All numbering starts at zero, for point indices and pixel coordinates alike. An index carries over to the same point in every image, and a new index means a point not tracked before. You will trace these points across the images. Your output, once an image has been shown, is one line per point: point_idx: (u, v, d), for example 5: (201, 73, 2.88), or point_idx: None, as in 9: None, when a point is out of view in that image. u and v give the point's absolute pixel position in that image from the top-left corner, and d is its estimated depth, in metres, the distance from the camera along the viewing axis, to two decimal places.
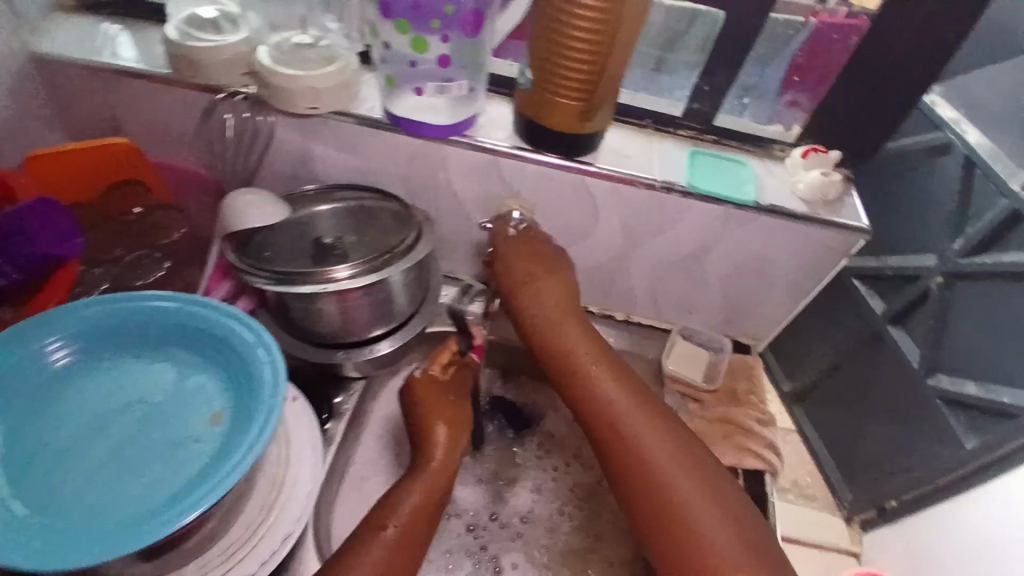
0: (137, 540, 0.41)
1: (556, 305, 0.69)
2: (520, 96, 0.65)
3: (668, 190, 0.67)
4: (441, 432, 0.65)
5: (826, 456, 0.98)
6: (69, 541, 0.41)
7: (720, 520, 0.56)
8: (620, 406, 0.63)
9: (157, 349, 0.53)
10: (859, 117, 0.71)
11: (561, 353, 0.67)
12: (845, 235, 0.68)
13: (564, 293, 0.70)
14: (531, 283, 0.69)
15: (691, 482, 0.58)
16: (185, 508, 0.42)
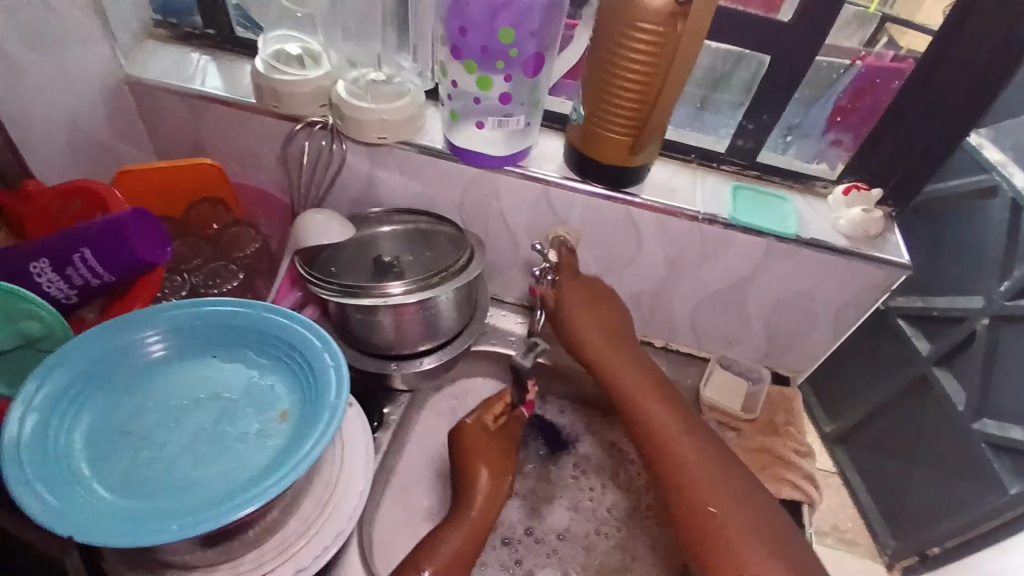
0: (208, 522, 0.43)
1: (612, 343, 0.73)
2: (572, 131, 0.70)
3: (711, 223, 0.70)
4: (483, 473, 0.69)
5: (866, 497, 1.21)
6: (146, 519, 0.44)
7: (766, 548, 0.57)
8: (666, 431, 0.66)
9: (231, 347, 0.56)
10: (903, 156, 0.73)
11: (618, 393, 0.69)
12: (886, 270, 0.69)
13: (621, 334, 0.74)
14: (588, 323, 0.73)
15: (738, 510, 0.60)
16: (252, 497, 0.45)
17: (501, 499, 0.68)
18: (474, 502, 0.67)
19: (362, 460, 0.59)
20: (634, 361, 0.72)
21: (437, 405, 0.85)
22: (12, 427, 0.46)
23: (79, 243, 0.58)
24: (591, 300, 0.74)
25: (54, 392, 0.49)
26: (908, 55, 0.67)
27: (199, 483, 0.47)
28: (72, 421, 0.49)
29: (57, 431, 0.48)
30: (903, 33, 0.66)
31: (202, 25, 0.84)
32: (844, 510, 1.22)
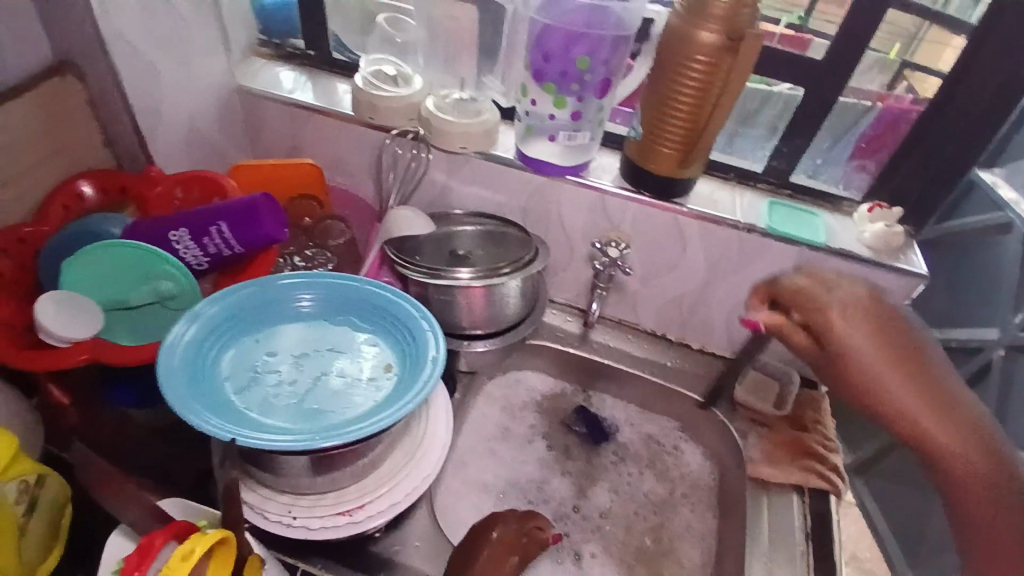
0: (335, 438, 0.52)
1: (948, 415, 0.58)
2: (629, 147, 0.80)
3: (750, 231, 0.80)
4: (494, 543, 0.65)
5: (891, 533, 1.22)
6: (284, 433, 0.52)
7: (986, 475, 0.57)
8: (877, 371, 0.60)
9: (341, 311, 0.65)
10: (922, 182, 0.82)
11: (860, 338, 0.61)
12: (906, 279, 0.78)
13: (939, 385, 0.59)
14: (925, 391, 0.59)
15: (960, 442, 0.57)
16: (371, 424, 0.53)
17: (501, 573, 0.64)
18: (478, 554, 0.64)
19: (442, 416, 0.67)
20: (955, 412, 0.58)
21: (491, 393, 0.92)
22: (169, 357, 0.55)
23: (217, 217, 0.68)
24: (876, 328, 0.61)
25: (198, 334, 0.58)
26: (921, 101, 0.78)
27: (323, 414, 0.56)
28: (214, 359, 0.58)
29: (204, 365, 0.57)
30: (923, 79, 0.77)
31: (303, 47, 0.96)
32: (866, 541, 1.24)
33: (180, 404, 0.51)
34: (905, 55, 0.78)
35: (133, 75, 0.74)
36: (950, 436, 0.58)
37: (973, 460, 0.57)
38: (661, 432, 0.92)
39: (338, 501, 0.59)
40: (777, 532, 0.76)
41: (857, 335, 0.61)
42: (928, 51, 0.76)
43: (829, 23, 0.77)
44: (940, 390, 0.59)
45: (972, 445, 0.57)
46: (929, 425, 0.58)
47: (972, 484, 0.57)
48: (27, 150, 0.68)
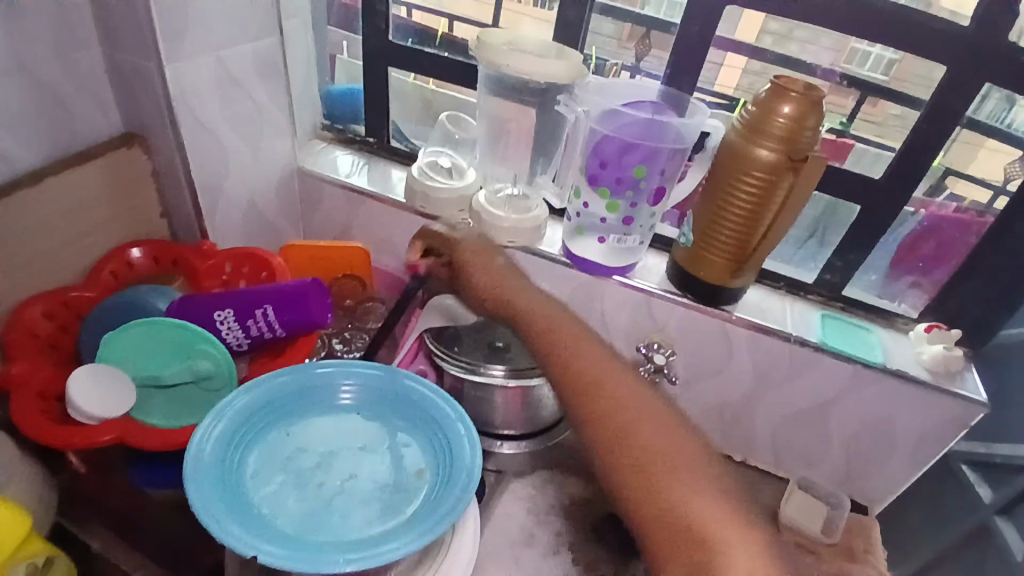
0: (360, 560, 0.49)
1: (545, 314, 0.71)
2: (679, 252, 0.79)
3: (803, 344, 0.77)
4: None
5: None
6: (307, 549, 0.49)
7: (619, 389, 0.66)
8: (490, 277, 0.75)
9: (373, 405, 0.63)
10: (988, 310, 0.78)
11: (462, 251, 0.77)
12: (964, 407, 0.74)
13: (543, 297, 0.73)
14: (494, 277, 0.75)
15: (568, 346, 0.69)
16: (397, 546, 0.50)
17: None
18: None
19: (471, 527, 0.62)
20: (561, 316, 0.71)
21: (518, 493, 0.89)
22: (196, 452, 0.53)
23: (265, 300, 0.68)
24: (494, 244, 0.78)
25: (228, 426, 0.57)
26: (969, 209, 0.77)
27: (349, 524, 0.53)
28: (242, 454, 0.56)
29: (231, 460, 0.55)
30: (968, 188, 0.76)
31: (363, 133, 0.99)
32: None
33: (204, 511, 0.49)
34: (947, 162, 0.76)
35: (200, 154, 0.76)
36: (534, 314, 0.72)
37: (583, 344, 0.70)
38: None
39: None
40: None
41: (473, 251, 0.77)
42: (961, 153, 0.75)
43: (870, 124, 0.77)
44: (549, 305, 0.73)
45: (587, 350, 0.69)
46: (541, 322, 0.71)
47: (593, 405, 0.65)
48: (86, 220, 0.71)
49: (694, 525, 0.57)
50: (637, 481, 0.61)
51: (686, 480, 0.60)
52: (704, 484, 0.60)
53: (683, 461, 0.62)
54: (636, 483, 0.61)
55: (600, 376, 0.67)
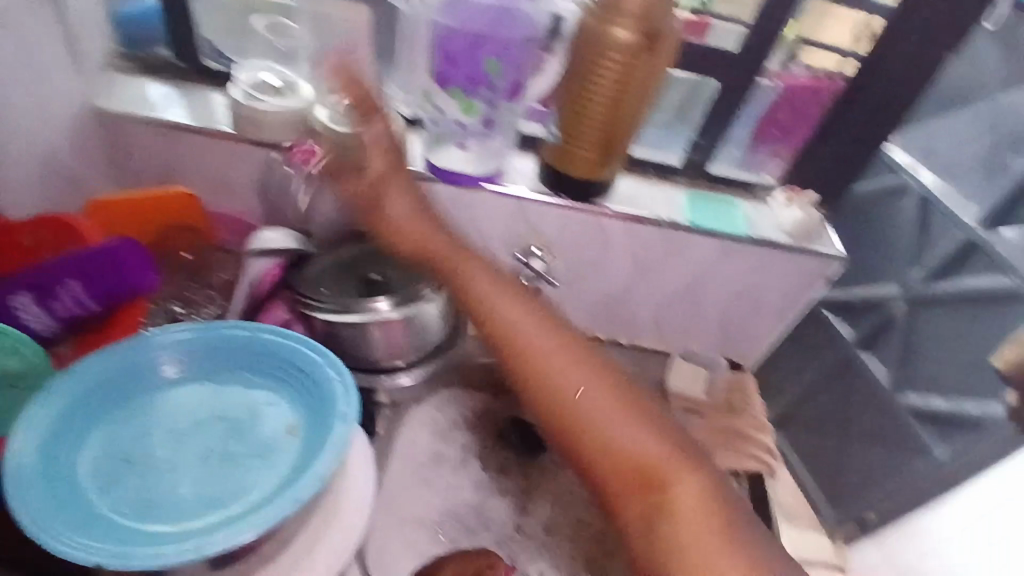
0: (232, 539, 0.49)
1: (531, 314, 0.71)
2: (546, 151, 0.76)
3: (674, 227, 0.78)
4: None
5: None
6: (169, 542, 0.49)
7: (553, 348, 0.70)
8: (482, 287, 0.73)
9: (232, 373, 0.63)
10: (837, 172, 0.83)
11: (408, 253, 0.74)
12: (821, 261, 0.80)
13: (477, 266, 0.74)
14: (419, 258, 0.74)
15: (507, 318, 0.71)
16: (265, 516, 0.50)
17: None
18: None
19: (363, 474, 0.66)
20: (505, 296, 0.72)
21: (420, 416, 0.91)
22: (15, 468, 0.51)
23: (66, 274, 0.64)
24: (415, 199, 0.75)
25: (51, 431, 0.55)
26: (820, 74, 0.78)
27: (220, 501, 0.53)
28: (75, 457, 0.55)
29: (64, 468, 0.53)
30: (812, 54, 0.77)
31: (171, 57, 0.83)
32: None
33: (37, 530, 0.47)
34: (799, 33, 0.76)
35: None
36: (478, 293, 0.72)
37: (528, 320, 0.71)
38: None
39: None
40: None
41: (396, 195, 0.74)
42: (812, 20, 0.75)
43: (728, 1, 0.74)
44: (468, 263, 0.73)
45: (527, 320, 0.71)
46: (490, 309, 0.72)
47: (542, 382, 0.69)
48: None
49: (649, 468, 0.63)
50: (589, 446, 0.66)
51: (626, 435, 0.65)
52: (642, 429, 0.65)
53: (620, 415, 0.66)
54: (582, 458, 0.66)
55: (544, 348, 0.70)
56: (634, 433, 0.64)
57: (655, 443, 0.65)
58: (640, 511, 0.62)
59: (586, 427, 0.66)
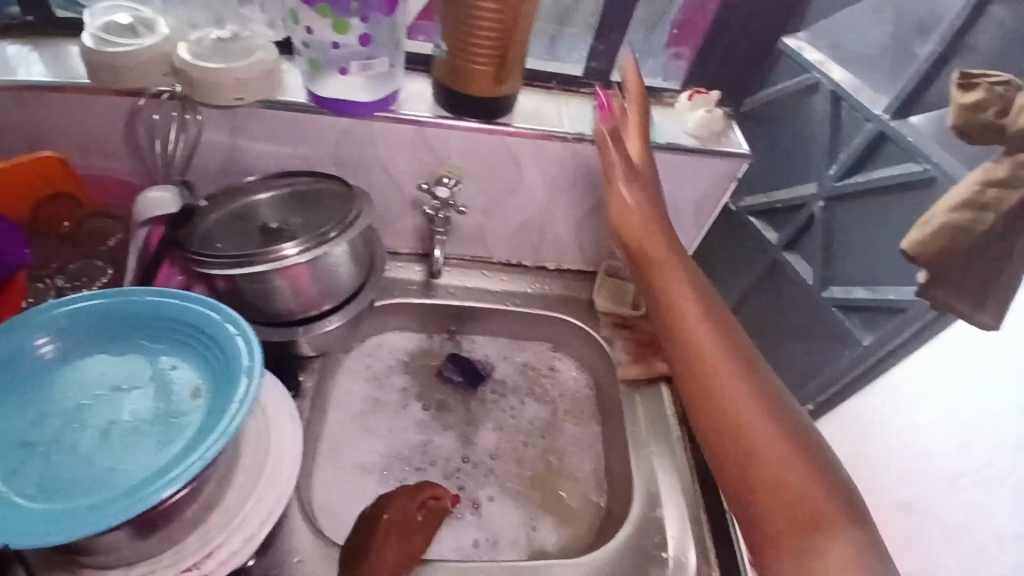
0: (139, 503, 0.46)
1: (685, 280, 0.65)
2: (438, 68, 0.71)
3: (581, 141, 0.76)
4: (386, 540, 0.64)
5: None
6: (72, 515, 0.45)
7: (718, 339, 0.62)
8: (670, 276, 0.65)
9: (128, 342, 0.59)
10: (740, 68, 0.82)
11: (623, 232, 0.69)
12: (731, 160, 0.79)
13: (656, 248, 0.67)
14: (655, 266, 0.67)
15: (696, 304, 0.64)
16: (174, 476, 0.47)
17: (408, 553, 0.65)
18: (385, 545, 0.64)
19: (288, 423, 0.64)
20: (675, 263, 0.66)
21: (353, 366, 0.89)
22: None
23: None
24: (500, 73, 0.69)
25: None
26: None
27: (129, 472, 0.50)
28: None
29: None
30: None
31: (21, 14, 0.76)
32: None
33: None
34: None
35: None
36: (672, 291, 0.65)
37: (702, 325, 0.63)
38: (535, 358, 0.95)
39: (180, 557, 0.55)
40: (648, 419, 0.83)
41: (616, 153, 0.72)
42: None
43: None
44: (647, 238, 0.67)
45: (701, 297, 0.65)
46: (662, 277, 0.66)
47: (694, 364, 0.61)
48: None
49: (804, 504, 0.53)
50: (742, 472, 0.56)
51: (781, 461, 0.55)
52: (800, 460, 0.55)
53: (784, 446, 0.56)
54: (731, 478, 0.56)
55: (703, 338, 0.62)
56: (797, 462, 0.55)
57: (815, 480, 0.54)
58: (774, 532, 0.53)
59: (745, 447, 0.56)
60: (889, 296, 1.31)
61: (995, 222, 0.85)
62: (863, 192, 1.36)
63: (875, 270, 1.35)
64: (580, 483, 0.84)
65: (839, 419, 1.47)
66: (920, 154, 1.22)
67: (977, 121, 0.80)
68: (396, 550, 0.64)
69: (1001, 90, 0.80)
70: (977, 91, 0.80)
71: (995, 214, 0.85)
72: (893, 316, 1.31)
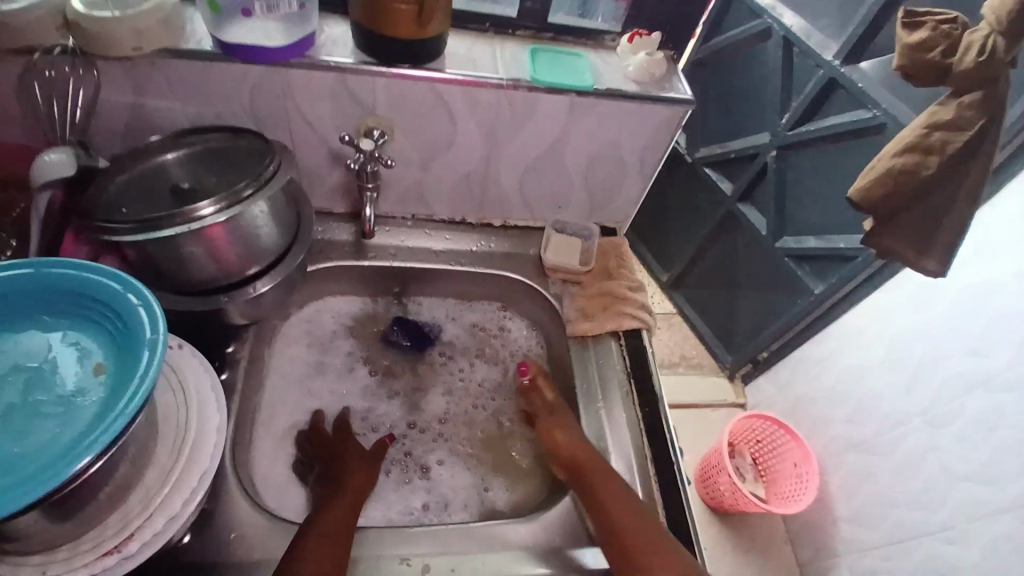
0: (34, 489, 0.41)
1: (604, 466, 0.70)
2: (355, 10, 0.66)
3: (515, 87, 0.71)
4: (349, 468, 0.71)
5: (710, 332, 1.76)
6: None
7: (641, 523, 0.64)
8: (574, 441, 0.73)
9: (22, 318, 0.53)
10: (681, 7, 0.78)
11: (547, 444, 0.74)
12: (674, 106, 0.75)
13: (586, 453, 0.71)
14: (598, 464, 0.70)
15: (624, 504, 0.66)
16: (72, 458, 0.43)
17: (369, 480, 0.72)
18: (347, 476, 0.70)
19: (211, 396, 0.61)
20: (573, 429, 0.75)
21: (295, 332, 0.86)
22: None
23: None
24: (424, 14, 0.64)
25: None
26: None
27: (26, 457, 0.45)
28: None
29: None
30: None
31: None
32: (689, 342, 1.79)
33: None
34: None
35: None
36: (604, 497, 0.66)
37: (632, 520, 0.64)
38: (484, 318, 0.92)
39: (99, 542, 0.51)
40: (600, 378, 0.80)
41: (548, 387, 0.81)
42: None
43: None
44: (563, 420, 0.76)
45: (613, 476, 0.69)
46: (581, 452, 0.72)
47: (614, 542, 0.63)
48: None
49: None
50: None
51: None
52: None
53: None
54: None
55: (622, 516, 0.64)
56: None
57: None
58: None
59: None
60: (841, 245, 1.33)
61: (938, 166, 0.85)
62: (819, 138, 1.33)
63: (826, 219, 1.36)
64: (531, 443, 0.84)
65: (792, 364, 1.53)
66: (870, 99, 1.20)
67: (920, 62, 0.81)
68: (360, 478, 0.71)
69: (946, 29, 0.80)
70: (922, 31, 0.81)
71: (940, 158, 0.85)
72: (849, 264, 1.32)
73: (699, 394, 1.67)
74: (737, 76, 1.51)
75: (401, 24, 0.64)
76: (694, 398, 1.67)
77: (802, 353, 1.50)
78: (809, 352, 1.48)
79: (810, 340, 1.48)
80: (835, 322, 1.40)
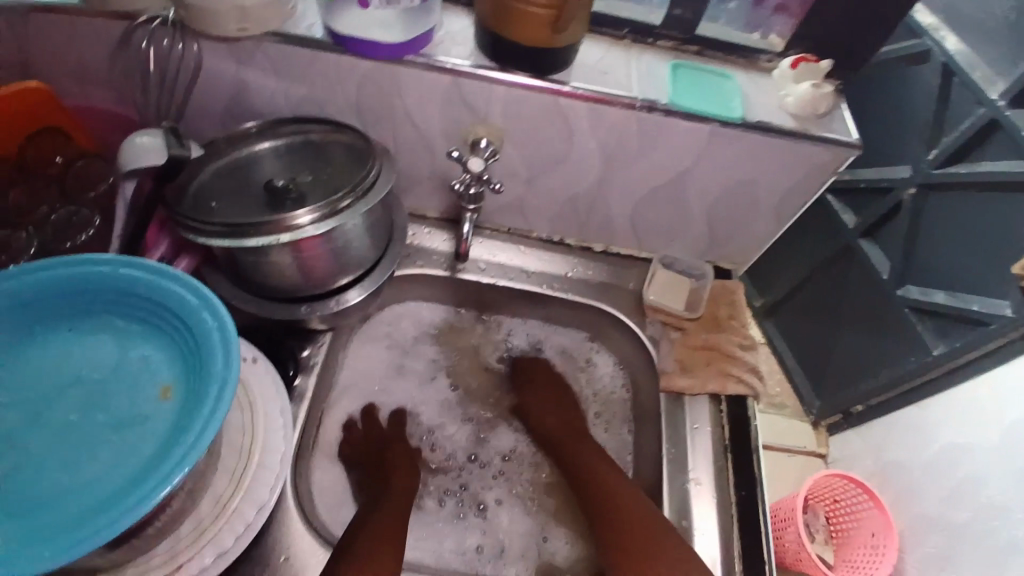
0: (87, 541, 0.38)
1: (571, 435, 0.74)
2: (481, 7, 0.58)
3: (649, 110, 0.62)
4: (393, 479, 0.67)
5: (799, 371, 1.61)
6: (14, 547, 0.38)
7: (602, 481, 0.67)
8: (542, 408, 0.78)
9: (98, 320, 0.50)
10: (858, 33, 0.65)
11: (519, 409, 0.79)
12: (833, 150, 0.64)
13: (556, 422, 0.76)
14: (568, 432, 0.75)
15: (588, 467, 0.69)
16: (124, 510, 0.39)
17: (410, 484, 0.68)
18: (392, 484, 0.66)
19: (278, 421, 0.57)
20: (548, 398, 0.79)
21: (370, 336, 0.81)
22: None
23: None
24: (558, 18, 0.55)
25: None
26: None
27: (87, 489, 0.42)
28: None
29: None
30: None
31: None
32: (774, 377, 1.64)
33: None
34: None
35: None
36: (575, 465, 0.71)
37: (597, 479, 0.68)
38: (569, 348, 0.85)
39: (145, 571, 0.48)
40: (690, 440, 0.71)
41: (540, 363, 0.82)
42: None
43: None
44: (541, 387, 0.80)
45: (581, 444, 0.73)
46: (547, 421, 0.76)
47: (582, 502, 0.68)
48: None
49: None
50: None
51: None
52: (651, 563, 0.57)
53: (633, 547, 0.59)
54: None
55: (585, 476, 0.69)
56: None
57: None
58: None
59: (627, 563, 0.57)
60: (974, 308, 1.15)
61: None
62: (968, 183, 1.15)
63: (960, 274, 1.18)
64: None
65: (889, 427, 1.37)
66: None
67: None
68: (399, 480, 0.67)
69: None
70: None
71: None
72: (978, 330, 1.15)
73: (777, 437, 1.54)
74: (883, 96, 1.32)
75: (530, 29, 0.55)
76: (777, 442, 1.55)
77: (903, 416, 1.33)
78: (909, 417, 1.31)
79: (918, 406, 1.30)
80: (949, 392, 1.23)
